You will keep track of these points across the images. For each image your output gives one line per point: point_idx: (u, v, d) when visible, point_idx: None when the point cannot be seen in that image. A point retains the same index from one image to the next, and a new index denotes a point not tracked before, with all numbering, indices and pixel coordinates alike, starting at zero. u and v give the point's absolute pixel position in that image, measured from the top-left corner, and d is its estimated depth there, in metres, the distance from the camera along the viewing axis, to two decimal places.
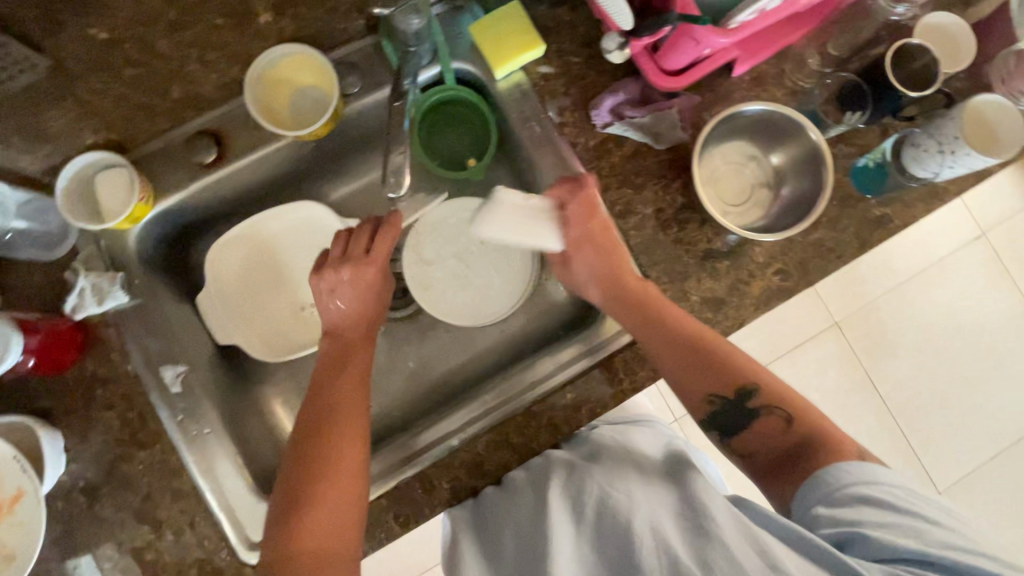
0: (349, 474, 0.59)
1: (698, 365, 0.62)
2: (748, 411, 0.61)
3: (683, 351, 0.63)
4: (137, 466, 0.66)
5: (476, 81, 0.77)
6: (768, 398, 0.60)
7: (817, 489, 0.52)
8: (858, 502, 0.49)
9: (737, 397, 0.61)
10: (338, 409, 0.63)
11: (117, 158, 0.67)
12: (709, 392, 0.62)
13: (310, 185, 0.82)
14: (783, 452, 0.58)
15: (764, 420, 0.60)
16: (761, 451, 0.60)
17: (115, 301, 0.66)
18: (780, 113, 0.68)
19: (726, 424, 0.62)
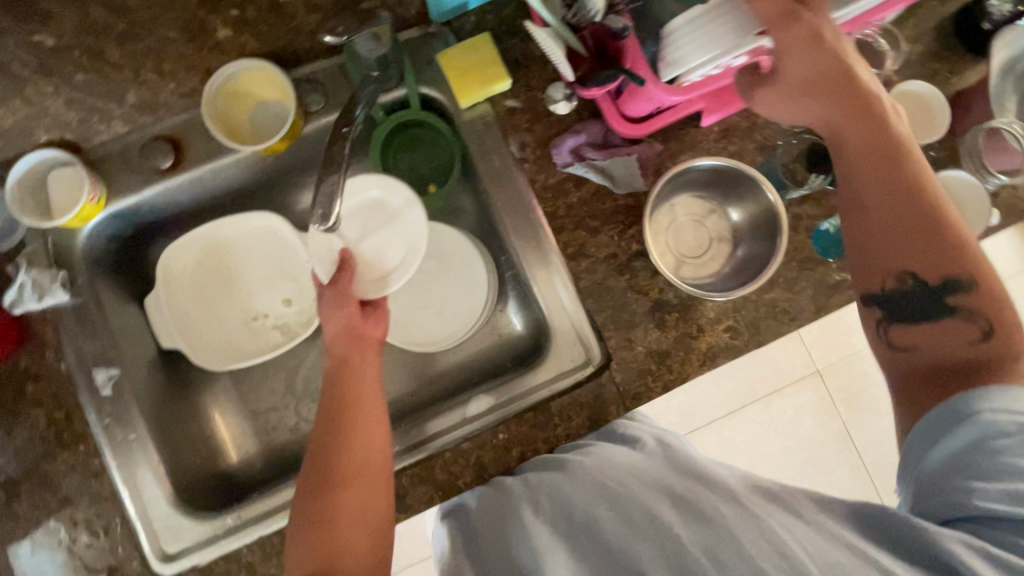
0: (362, 512, 0.54)
1: (900, 229, 0.50)
2: (942, 304, 0.49)
3: (908, 207, 0.50)
4: (59, 465, 0.66)
5: (443, 107, 0.76)
6: (974, 300, 0.48)
7: (921, 430, 0.46)
8: (976, 444, 0.42)
9: (934, 280, 0.49)
10: (348, 442, 0.57)
11: (71, 157, 0.67)
12: (901, 267, 0.50)
13: (272, 195, 0.82)
14: (958, 352, 0.48)
15: (949, 321, 0.49)
16: (925, 351, 0.50)
17: (55, 300, 0.66)
18: (738, 170, 0.66)
19: (912, 303, 0.50)
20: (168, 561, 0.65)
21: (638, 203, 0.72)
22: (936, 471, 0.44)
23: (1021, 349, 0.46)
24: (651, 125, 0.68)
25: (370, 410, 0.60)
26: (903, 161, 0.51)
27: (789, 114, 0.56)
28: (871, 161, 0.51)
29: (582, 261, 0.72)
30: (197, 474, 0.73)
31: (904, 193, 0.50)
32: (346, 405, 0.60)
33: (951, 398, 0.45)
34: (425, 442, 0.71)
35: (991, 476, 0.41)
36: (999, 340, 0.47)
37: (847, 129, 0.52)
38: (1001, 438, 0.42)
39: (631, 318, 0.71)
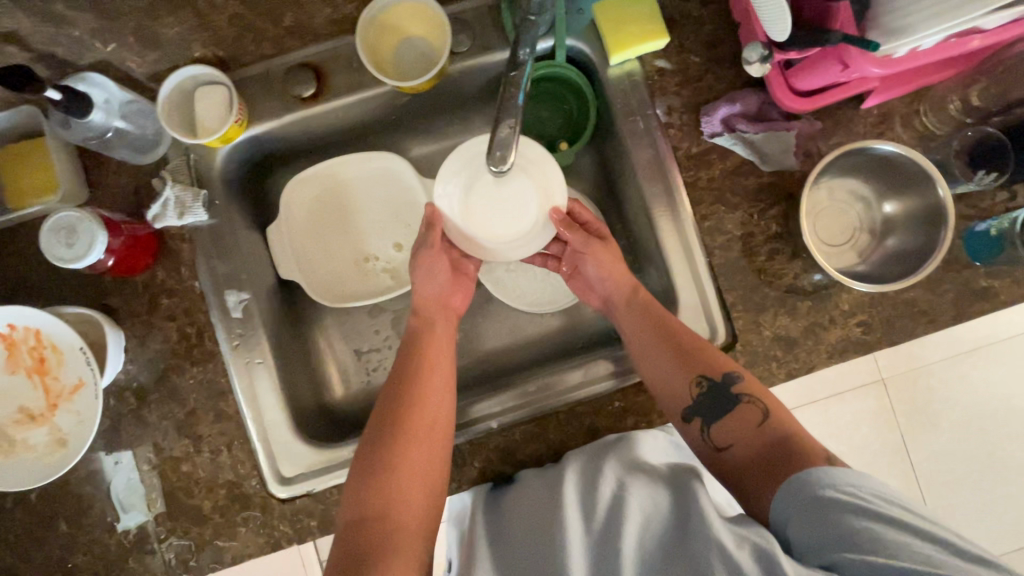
0: (427, 458, 0.60)
1: (699, 352, 0.60)
2: (730, 398, 0.58)
3: (674, 346, 0.62)
4: (187, 379, 0.67)
5: (586, 61, 0.73)
6: (749, 386, 0.58)
7: (785, 493, 0.50)
8: (844, 502, 0.46)
9: (723, 381, 0.59)
10: (416, 397, 0.62)
11: (220, 76, 0.66)
12: (694, 374, 0.60)
13: (394, 135, 0.80)
14: (760, 448, 0.54)
15: (742, 409, 0.57)
16: (741, 443, 0.56)
17: (194, 218, 0.67)
18: (913, 163, 0.62)
19: (710, 409, 0.59)
20: (284, 484, 0.67)
21: (784, 182, 0.69)
22: (808, 515, 0.47)
23: (788, 438, 0.54)
24: (818, 102, 0.64)
25: (441, 364, 0.66)
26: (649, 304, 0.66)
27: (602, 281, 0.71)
28: (640, 310, 0.66)
29: (717, 236, 0.69)
30: (306, 405, 0.74)
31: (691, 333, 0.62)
32: (416, 358, 0.66)
33: (783, 484, 0.50)
34: (473, 423, 0.69)
35: (893, 540, 0.43)
36: (773, 422, 0.55)
37: (624, 314, 0.68)
38: (854, 507, 0.46)
39: (761, 301, 0.69)
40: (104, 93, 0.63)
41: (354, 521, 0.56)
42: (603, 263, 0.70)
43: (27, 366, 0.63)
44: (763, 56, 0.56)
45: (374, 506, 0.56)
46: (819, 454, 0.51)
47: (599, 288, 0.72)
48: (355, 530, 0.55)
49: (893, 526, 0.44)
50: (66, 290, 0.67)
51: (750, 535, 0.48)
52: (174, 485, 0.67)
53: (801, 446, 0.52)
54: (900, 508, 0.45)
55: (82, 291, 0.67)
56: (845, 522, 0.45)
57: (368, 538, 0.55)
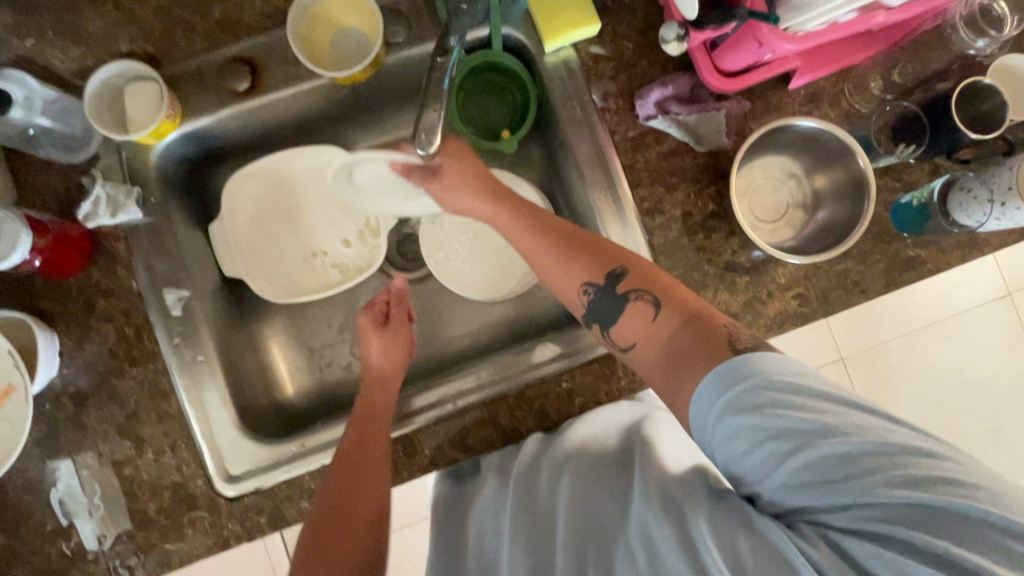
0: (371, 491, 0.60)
1: (583, 256, 0.57)
2: (620, 296, 0.54)
3: (563, 251, 0.59)
4: (127, 381, 0.66)
5: (523, 50, 0.74)
6: (633, 282, 0.54)
7: (697, 402, 0.45)
8: (768, 420, 0.41)
9: (608, 281, 0.55)
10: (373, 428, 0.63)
11: (150, 71, 0.66)
12: (581, 282, 0.57)
13: (339, 130, 0.80)
14: (656, 344, 0.51)
15: (631, 306, 0.53)
16: (641, 343, 0.53)
17: (128, 217, 0.66)
18: (835, 137, 0.64)
19: (600, 315, 0.56)
20: (232, 483, 0.66)
21: (719, 162, 0.71)
22: (719, 437, 0.44)
23: (687, 321, 0.50)
24: (745, 81, 0.66)
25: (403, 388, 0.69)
26: (536, 219, 0.63)
27: (457, 201, 0.70)
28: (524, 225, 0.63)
29: (657, 216, 0.71)
30: (256, 402, 0.73)
31: (570, 234, 0.60)
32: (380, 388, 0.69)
33: (694, 393, 0.45)
34: (412, 411, 0.70)
35: (804, 453, 0.40)
36: (666, 311, 0.51)
37: (506, 231, 0.65)
38: (778, 427, 0.41)
39: (701, 278, 0.70)
40: (24, 89, 0.62)
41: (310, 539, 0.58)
42: (469, 176, 0.68)
43: None
44: (680, 34, 0.64)
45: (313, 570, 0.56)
46: (715, 336, 0.47)
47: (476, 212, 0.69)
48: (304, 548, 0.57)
49: (807, 437, 0.40)
50: None
51: (680, 506, 0.46)
52: (117, 490, 0.65)
53: (695, 327, 0.49)
54: (822, 408, 0.40)
55: (14, 294, 0.65)
56: (752, 447, 0.42)
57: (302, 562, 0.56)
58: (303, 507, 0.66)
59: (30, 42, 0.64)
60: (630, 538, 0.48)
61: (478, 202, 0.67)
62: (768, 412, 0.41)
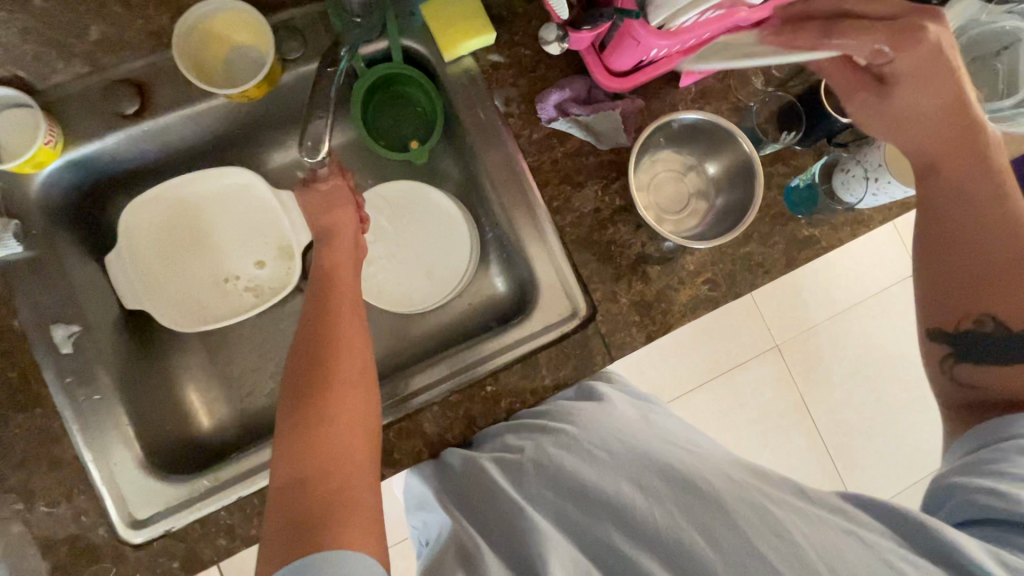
0: (360, 405, 0.53)
1: (982, 269, 0.51)
2: (1006, 346, 0.50)
3: (988, 232, 0.51)
4: (12, 430, 0.60)
5: (425, 61, 0.75)
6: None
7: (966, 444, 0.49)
8: (1015, 454, 0.44)
9: (1011, 331, 0.50)
10: (334, 351, 0.56)
11: (26, 99, 0.62)
12: (977, 312, 0.51)
13: (245, 150, 0.78)
14: (1005, 397, 0.49)
15: (1021, 366, 0.49)
16: (989, 384, 0.51)
17: (7, 251, 0.62)
18: (715, 123, 0.69)
19: (967, 347, 0.52)
20: (137, 527, 0.61)
21: (622, 158, 0.73)
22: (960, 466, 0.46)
23: None
24: (638, 77, 0.69)
25: (350, 308, 0.61)
26: (979, 160, 0.52)
27: (914, 101, 0.52)
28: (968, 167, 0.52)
29: (567, 215, 0.73)
30: (166, 440, 0.69)
31: (988, 205, 0.51)
32: (328, 310, 0.60)
33: (966, 435, 0.49)
34: (412, 397, 0.69)
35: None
36: None
37: (945, 166, 0.53)
38: (1023, 454, 0.44)
39: (615, 270, 0.72)
40: None
41: (284, 486, 0.47)
42: (944, 91, 0.51)
43: None
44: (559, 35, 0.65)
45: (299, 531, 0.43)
46: None
47: (918, 109, 0.52)
48: (290, 503, 0.45)
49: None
50: None
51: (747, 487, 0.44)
52: (6, 549, 0.59)
53: None
54: None
55: None
56: (985, 473, 0.43)
57: (310, 488, 0.46)
58: (220, 545, 0.62)
59: None
60: (708, 519, 0.42)
61: (927, 98, 0.52)
62: (1015, 451, 0.44)
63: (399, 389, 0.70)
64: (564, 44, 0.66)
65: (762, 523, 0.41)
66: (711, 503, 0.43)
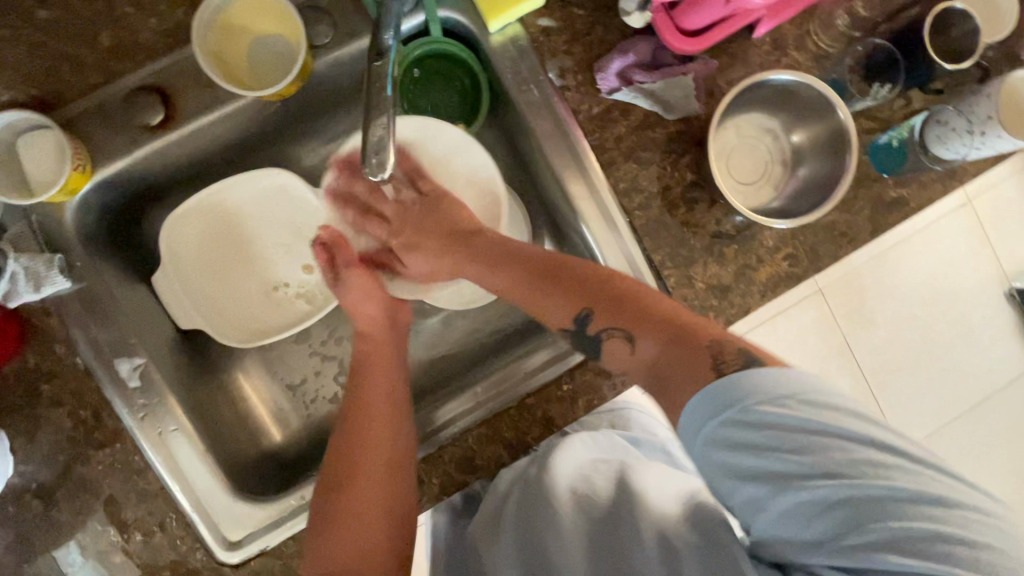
0: (382, 505, 0.57)
1: (517, 291, 0.60)
2: (592, 336, 0.55)
3: (528, 278, 0.59)
4: (96, 466, 0.60)
5: (465, 32, 0.68)
6: (603, 319, 0.54)
7: (695, 415, 0.45)
8: (755, 433, 0.42)
9: (578, 322, 0.56)
10: (358, 442, 0.60)
11: (41, 119, 0.57)
12: (558, 322, 0.57)
13: (277, 148, 0.73)
14: (641, 368, 0.52)
15: (608, 344, 0.54)
16: (629, 371, 0.54)
17: (56, 287, 0.58)
18: (811, 88, 0.62)
19: (588, 344, 0.56)
20: (233, 549, 0.61)
21: (691, 128, 0.66)
22: (703, 462, 0.45)
23: (666, 344, 0.50)
24: (720, 32, 0.62)
25: (359, 408, 0.62)
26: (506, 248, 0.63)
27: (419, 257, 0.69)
28: (496, 266, 0.62)
29: (635, 196, 0.67)
30: (242, 456, 0.68)
31: (541, 262, 0.59)
32: (350, 413, 0.62)
33: (682, 416, 0.46)
34: (439, 430, 0.67)
35: (809, 473, 0.41)
36: (640, 343, 0.52)
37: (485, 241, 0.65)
38: (771, 431, 0.41)
39: (689, 253, 0.67)
40: None
41: None
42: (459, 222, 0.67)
43: None
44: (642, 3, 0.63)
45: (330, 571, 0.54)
46: (698, 372, 0.46)
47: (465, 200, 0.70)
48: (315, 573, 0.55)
49: (783, 465, 0.41)
50: None
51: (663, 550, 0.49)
52: None
53: (674, 352, 0.49)
54: (810, 417, 0.41)
55: None
56: (760, 447, 0.41)
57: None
58: None
59: None
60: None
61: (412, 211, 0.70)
62: (758, 442, 0.41)
63: (425, 422, 0.68)
64: (647, 13, 0.63)
65: (662, 551, 0.49)
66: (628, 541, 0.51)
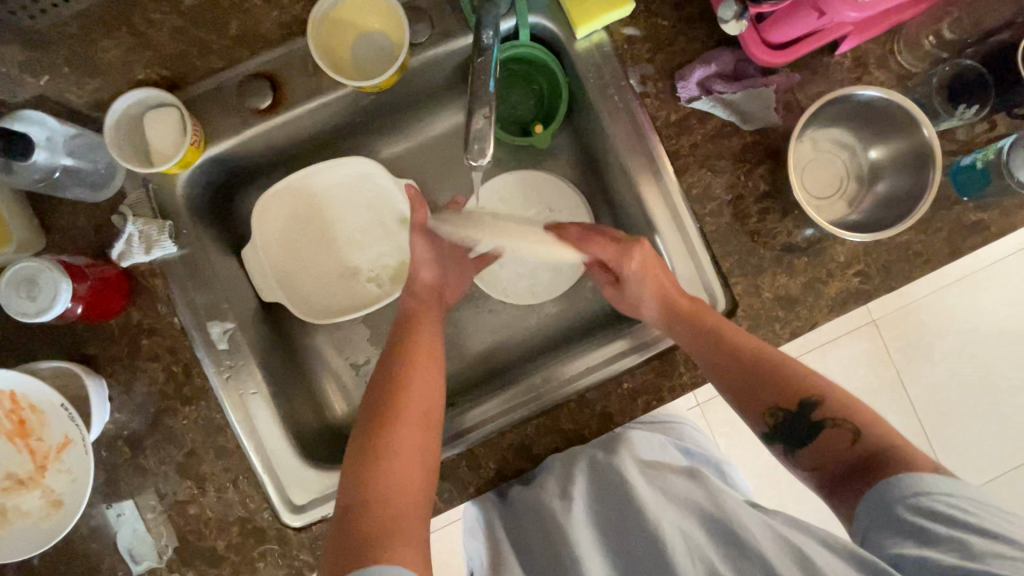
0: (418, 443, 0.58)
1: (746, 383, 0.60)
2: (814, 423, 0.57)
3: (736, 360, 0.60)
4: (182, 420, 0.64)
5: (552, 37, 0.71)
6: (831, 409, 0.56)
7: (872, 507, 0.49)
8: (920, 513, 0.46)
9: (797, 410, 0.57)
10: (405, 376, 0.63)
11: (168, 97, 0.63)
12: (774, 404, 0.59)
13: (363, 140, 0.78)
14: (852, 463, 0.54)
15: (827, 432, 0.56)
16: (836, 464, 0.55)
17: (163, 251, 0.64)
18: (896, 105, 0.62)
19: (794, 438, 0.58)
20: (298, 512, 0.64)
21: (768, 139, 0.67)
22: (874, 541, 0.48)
23: (886, 448, 0.52)
24: (806, 46, 0.63)
25: (426, 355, 0.65)
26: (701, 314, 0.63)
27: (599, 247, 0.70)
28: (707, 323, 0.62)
29: (707, 203, 0.68)
30: (308, 427, 0.72)
31: (751, 340, 0.61)
32: (403, 366, 0.63)
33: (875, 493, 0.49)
34: (469, 430, 0.68)
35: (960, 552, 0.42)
36: (868, 436, 0.54)
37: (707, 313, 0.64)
38: (935, 515, 0.45)
39: (758, 263, 0.67)
40: (45, 130, 0.61)
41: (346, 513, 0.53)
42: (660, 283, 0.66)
43: (8, 430, 0.59)
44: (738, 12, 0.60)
45: (366, 494, 0.54)
46: (925, 466, 0.49)
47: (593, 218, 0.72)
48: (348, 511, 0.53)
49: (965, 538, 0.43)
50: (39, 344, 0.63)
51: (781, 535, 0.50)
52: (183, 530, 0.64)
53: (896, 455, 0.51)
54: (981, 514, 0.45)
55: (56, 342, 0.63)
56: (920, 522, 0.45)
57: (367, 524, 0.51)
58: None
59: (43, 80, 0.58)
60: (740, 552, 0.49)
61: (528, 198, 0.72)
62: (922, 518, 0.46)
63: (455, 423, 0.69)
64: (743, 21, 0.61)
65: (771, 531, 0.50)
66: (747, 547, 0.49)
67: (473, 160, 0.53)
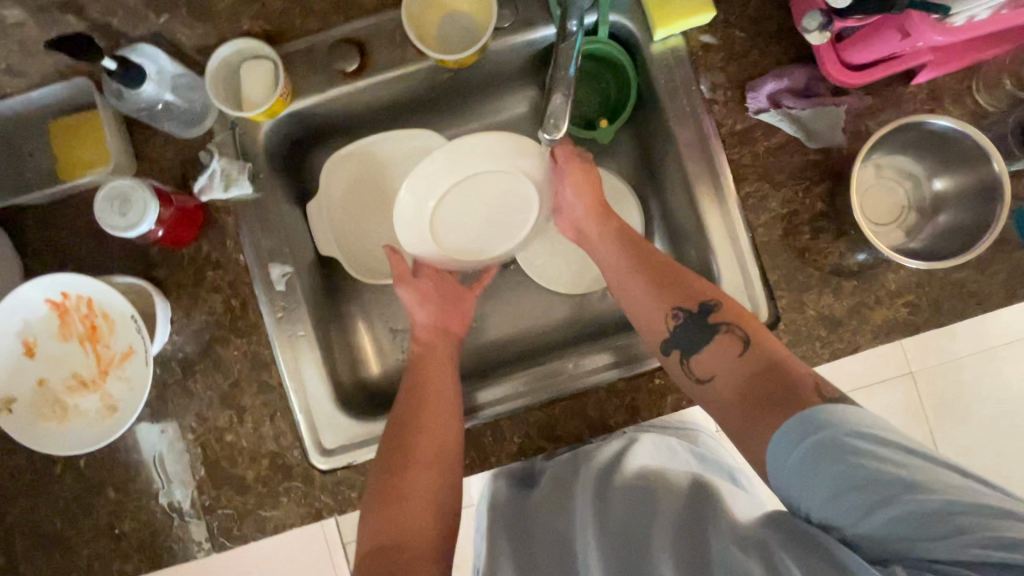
0: (433, 476, 0.60)
1: (639, 289, 0.64)
2: (709, 327, 0.58)
3: (651, 281, 0.63)
4: (232, 351, 0.68)
5: (629, 37, 0.73)
6: (727, 318, 0.57)
7: (787, 452, 0.46)
8: (844, 458, 0.43)
9: (701, 313, 0.59)
10: (422, 393, 0.66)
11: (265, 49, 0.67)
12: (672, 306, 0.60)
13: (432, 116, 0.81)
14: (740, 376, 0.54)
15: (720, 341, 0.57)
16: (722, 376, 0.55)
17: (239, 190, 0.67)
18: (969, 138, 0.61)
19: (685, 340, 0.59)
20: (326, 455, 0.67)
21: (831, 159, 0.68)
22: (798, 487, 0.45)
23: (770, 366, 0.52)
24: (884, 70, 0.64)
25: (437, 366, 0.68)
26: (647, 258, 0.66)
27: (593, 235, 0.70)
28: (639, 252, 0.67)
29: (761, 214, 0.68)
30: (344, 379, 0.75)
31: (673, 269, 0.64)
32: (418, 379, 0.67)
33: (771, 433, 0.47)
34: (480, 409, 0.70)
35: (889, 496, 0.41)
36: (753, 352, 0.54)
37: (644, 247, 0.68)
38: (854, 458, 0.42)
39: (805, 280, 0.68)
40: (156, 64, 0.65)
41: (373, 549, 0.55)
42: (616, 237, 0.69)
43: (79, 334, 0.64)
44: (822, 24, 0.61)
45: (386, 526, 0.57)
46: (805, 389, 0.48)
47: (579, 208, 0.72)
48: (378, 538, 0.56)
49: (885, 472, 0.42)
50: (115, 261, 0.68)
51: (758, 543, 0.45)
52: (217, 455, 0.67)
53: (777, 375, 0.51)
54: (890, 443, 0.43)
55: (131, 262, 0.68)
56: (847, 468, 0.42)
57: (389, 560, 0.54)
58: None
59: (163, 18, 0.64)
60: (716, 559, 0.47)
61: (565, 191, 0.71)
62: (845, 461, 0.42)
63: (467, 400, 0.71)
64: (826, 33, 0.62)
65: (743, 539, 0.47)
66: (707, 543, 0.49)
67: (547, 132, 0.61)
